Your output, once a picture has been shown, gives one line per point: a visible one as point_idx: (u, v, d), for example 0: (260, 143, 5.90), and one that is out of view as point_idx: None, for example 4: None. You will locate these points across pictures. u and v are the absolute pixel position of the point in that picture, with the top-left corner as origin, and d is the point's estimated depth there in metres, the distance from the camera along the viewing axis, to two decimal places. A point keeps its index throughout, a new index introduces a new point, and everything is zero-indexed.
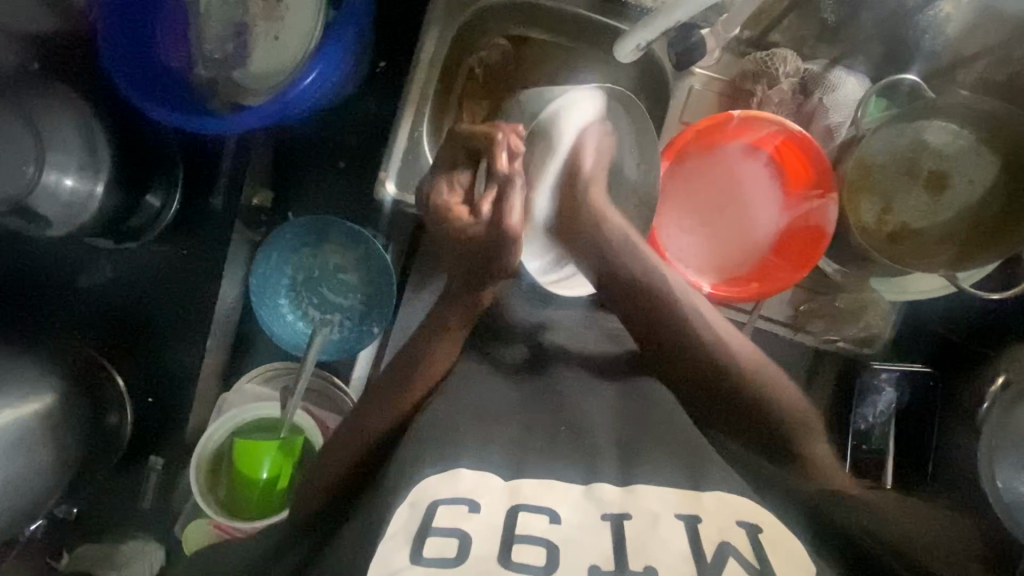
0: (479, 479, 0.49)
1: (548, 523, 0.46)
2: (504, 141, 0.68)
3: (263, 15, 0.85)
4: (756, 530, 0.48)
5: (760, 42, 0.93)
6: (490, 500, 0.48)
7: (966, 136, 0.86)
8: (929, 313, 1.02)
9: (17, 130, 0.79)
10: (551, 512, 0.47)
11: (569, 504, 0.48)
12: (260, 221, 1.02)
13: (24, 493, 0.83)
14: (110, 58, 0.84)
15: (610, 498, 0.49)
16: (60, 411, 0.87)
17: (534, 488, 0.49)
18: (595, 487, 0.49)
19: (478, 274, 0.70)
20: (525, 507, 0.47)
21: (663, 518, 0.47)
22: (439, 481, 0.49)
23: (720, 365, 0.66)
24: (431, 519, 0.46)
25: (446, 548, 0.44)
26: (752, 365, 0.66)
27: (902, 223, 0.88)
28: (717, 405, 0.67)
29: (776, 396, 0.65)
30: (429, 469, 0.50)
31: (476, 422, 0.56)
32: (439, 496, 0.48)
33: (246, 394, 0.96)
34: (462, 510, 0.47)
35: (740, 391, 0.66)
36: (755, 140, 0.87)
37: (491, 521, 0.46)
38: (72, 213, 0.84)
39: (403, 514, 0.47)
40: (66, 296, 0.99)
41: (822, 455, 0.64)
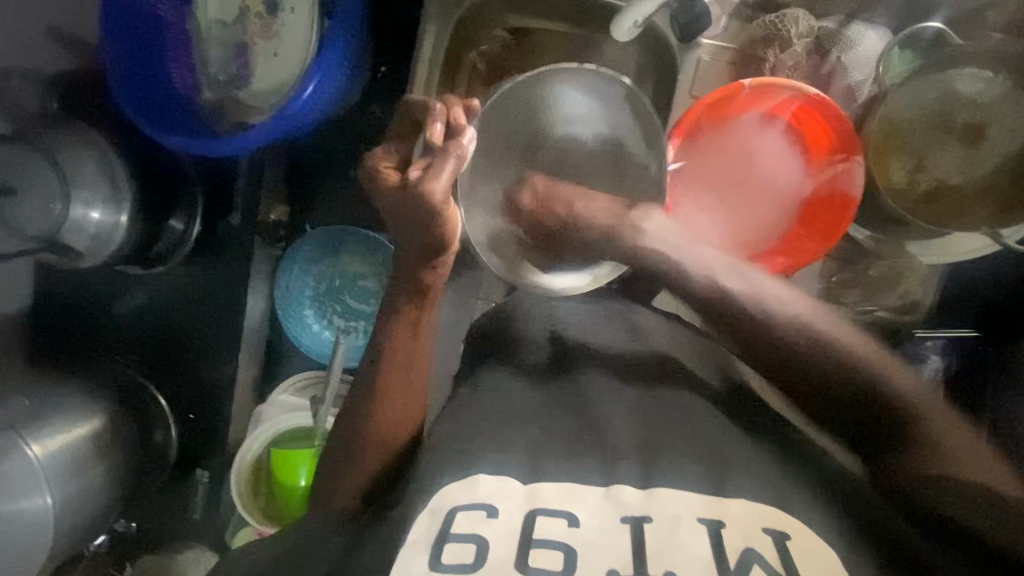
0: (498, 484, 0.49)
1: (564, 526, 0.46)
2: (443, 110, 0.61)
3: (262, 33, 0.85)
4: (782, 535, 0.46)
5: (769, 4, 0.88)
6: (508, 504, 0.47)
7: (1001, 82, 0.79)
8: (977, 273, 0.95)
9: (40, 166, 0.82)
10: (569, 515, 0.47)
11: (586, 507, 0.48)
12: (280, 236, 1.04)
13: (83, 515, 0.86)
14: (123, 94, 0.87)
15: (629, 500, 0.48)
16: (108, 434, 0.91)
17: (551, 494, 0.48)
18: (613, 488, 0.49)
19: (415, 257, 0.64)
20: (543, 511, 0.47)
21: (684, 520, 0.46)
22: (457, 488, 0.49)
23: (809, 349, 0.61)
24: (451, 525, 0.46)
25: (464, 555, 0.43)
26: (852, 347, 0.60)
27: (937, 181, 0.82)
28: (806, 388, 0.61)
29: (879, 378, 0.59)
30: (446, 480, 0.50)
31: (495, 426, 0.56)
32: (457, 503, 0.48)
33: (280, 405, 1.00)
34: (479, 515, 0.46)
35: (813, 357, 0.61)
36: (770, 108, 0.84)
37: (508, 526, 0.46)
38: (100, 245, 0.87)
39: (422, 523, 0.47)
40: (105, 324, 1.04)
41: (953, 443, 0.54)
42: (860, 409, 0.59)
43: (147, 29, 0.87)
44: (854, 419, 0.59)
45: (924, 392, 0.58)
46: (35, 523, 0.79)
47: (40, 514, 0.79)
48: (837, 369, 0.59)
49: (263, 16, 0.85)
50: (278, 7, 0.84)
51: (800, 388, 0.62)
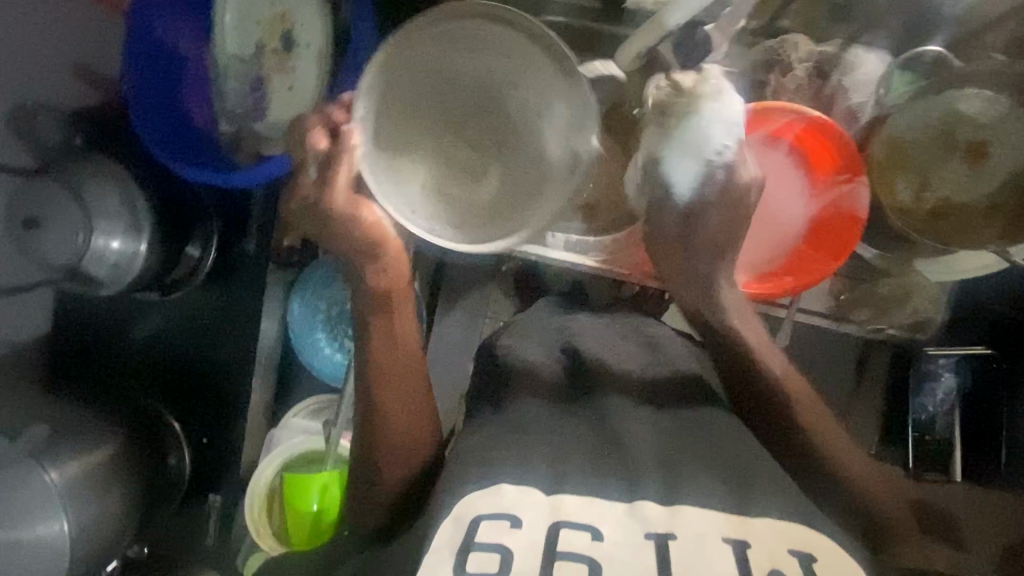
0: (520, 494, 0.50)
1: (589, 539, 0.47)
2: (314, 120, 0.66)
3: (277, 68, 0.88)
4: (808, 556, 0.47)
5: (768, 30, 0.90)
6: (531, 516, 0.48)
7: (1003, 101, 0.80)
8: (990, 291, 0.95)
9: (63, 199, 0.85)
10: (592, 528, 0.48)
11: (610, 522, 0.48)
12: (292, 261, 1.03)
13: (97, 541, 0.87)
14: (142, 126, 0.89)
15: (652, 516, 0.49)
16: (122, 460, 0.91)
17: (576, 505, 0.49)
18: (637, 504, 0.49)
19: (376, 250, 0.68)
20: (567, 524, 0.48)
21: (709, 538, 0.47)
22: (480, 496, 0.50)
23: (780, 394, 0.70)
24: (474, 534, 0.47)
25: (488, 564, 0.46)
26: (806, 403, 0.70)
27: (943, 199, 0.83)
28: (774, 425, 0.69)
29: (830, 447, 0.67)
30: (470, 486, 0.51)
31: (516, 440, 0.56)
32: (481, 512, 0.49)
33: (294, 429, 1.00)
34: (504, 526, 0.47)
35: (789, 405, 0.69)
36: (774, 129, 0.84)
37: (533, 537, 0.47)
38: (120, 273, 0.89)
39: (445, 529, 0.48)
40: (122, 350, 1.06)
41: (881, 509, 0.68)
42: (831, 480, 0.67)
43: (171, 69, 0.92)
44: (826, 488, 0.67)
45: (868, 470, 0.69)
46: (54, 551, 0.81)
47: (57, 540, 0.81)
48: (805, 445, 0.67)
49: (280, 51, 0.88)
50: (294, 44, 0.87)
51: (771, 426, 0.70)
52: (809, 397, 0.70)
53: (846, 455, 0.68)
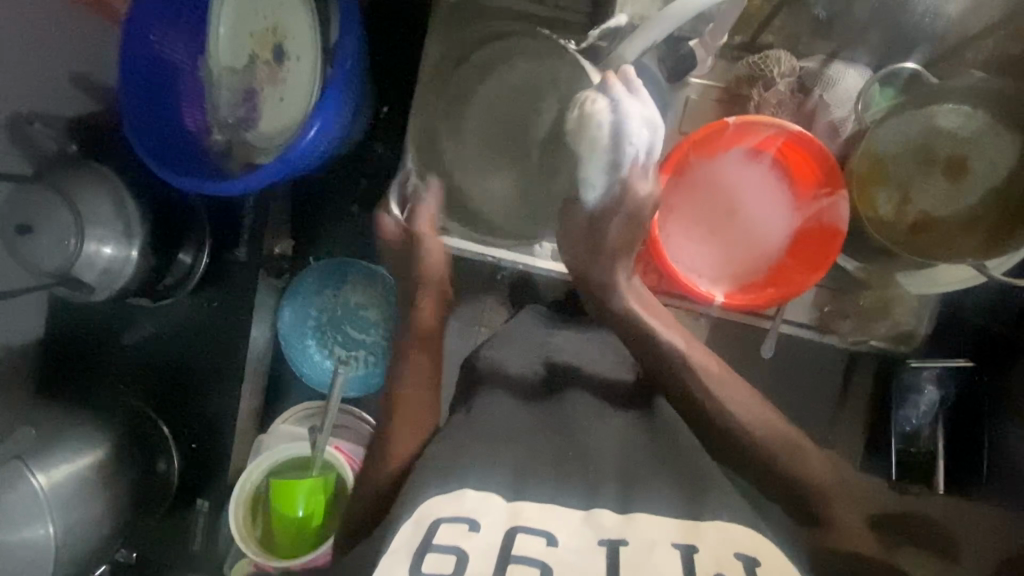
0: (481, 499, 0.51)
1: (544, 545, 0.47)
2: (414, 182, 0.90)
3: (269, 80, 0.90)
4: (754, 559, 0.49)
5: (752, 46, 0.92)
6: (490, 519, 0.49)
7: (980, 117, 0.82)
8: (974, 305, 0.95)
9: (56, 205, 0.86)
10: (548, 535, 0.48)
11: (566, 529, 0.49)
12: (284, 268, 1.07)
13: (81, 544, 0.87)
14: (136, 134, 0.91)
15: (608, 524, 0.50)
16: (110, 464, 0.92)
17: (532, 511, 0.50)
18: (594, 512, 0.51)
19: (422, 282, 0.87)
20: (523, 529, 0.48)
21: (660, 544, 0.48)
22: (444, 500, 0.51)
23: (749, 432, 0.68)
24: (433, 535, 0.48)
25: (442, 565, 0.46)
26: (769, 427, 0.69)
27: (922, 213, 0.84)
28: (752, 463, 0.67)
29: (798, 461, 0.67)
30: (430, 492, 0.52)
31: (487, 446, 0.57)
32: (441, 514, 0.50)
33: (282, 435, 1.01)
34: (461, 529, 0.48)
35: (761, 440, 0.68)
36: (755, 143, 0.86)
37: (488, 540, 0.47)
38: (112, 278, 0.91)
39: (406, 531, 0.49)
40: (113, 355, 1.07)
41: (843, 519, 0.65)
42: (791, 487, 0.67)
43: (164, 80, 0.93)
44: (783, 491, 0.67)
45: (830, 479, 0.68)
46: (40, 555, 0.82)
47: (41, 544, 0.82)
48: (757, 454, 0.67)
49: (271, 63, 0.90)
50: (284, 55, 0.89)
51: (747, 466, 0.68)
52: (776, 421, 0.70)
53: (810, 462, 0.68)
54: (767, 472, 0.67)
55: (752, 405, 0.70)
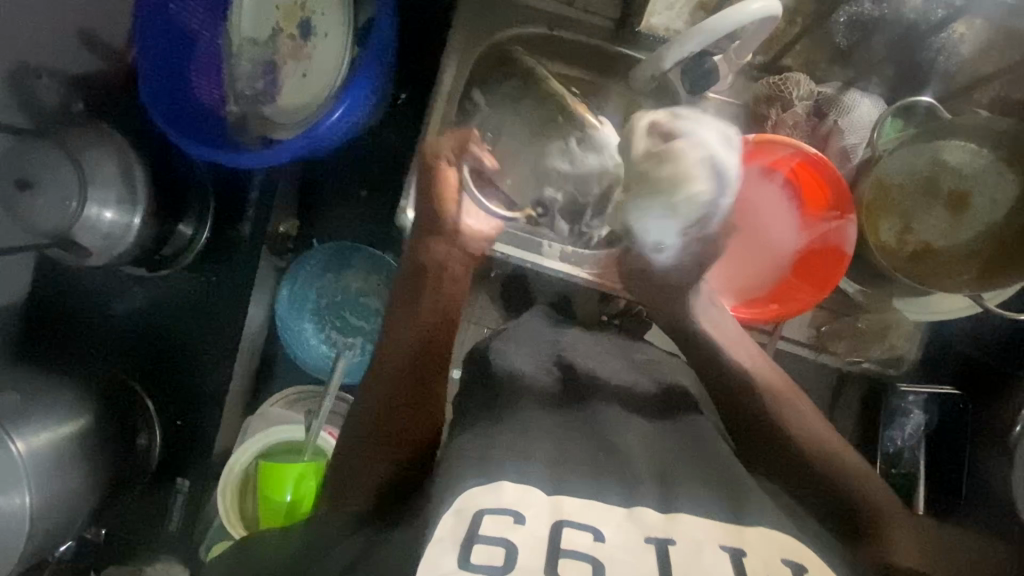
0: (521, 493, 0.50)
1: (591, 540, 0.48)
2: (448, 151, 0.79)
3: (292, 54, 0.89)
4: (801, 567, 0.50)
5: (772, 67, 0.95)
6: (534, 513, 0.49)
7: (984, 155, 0.85)
8: (959, 334, 0.99)
9: (59, 162, 0.83)
10: (594, 530, 0.49)
11: (611, 525, 0.50)
12: (286, 248, 1.05)
13: (56, 517, 0.84)
14: (148, 96, 0.88)
15: (651, 521, 0.51)
16: (90, 436, 0.89)
17: (576, 506, 0.51)
18: (636, 510, 0.52)
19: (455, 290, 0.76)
20: (569, 524, 0.49)
21: (707, 547, 0.49)
22: (480, 491, 0.50)
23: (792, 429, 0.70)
24: (477, 527, 0.47)
25: (492, 556, 0.46)
26: (815, 431, 0.71)
27: (923, 243, 0.87)
28: (791, 462, 0.69)
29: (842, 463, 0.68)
30: (469, 482, 0.51)
31: (512, 437, 0.57)
32: (483, 506, 0.49)
33: (270, 418, 0.99)
34: (507, 521, 0.48)
35: (805, 440, 0.69)
36: (772, 162, 0.87)
37: (537, 534, 0.48)
38: (111, 244, 0.88)
39: (447, 522, 0.48)
40: (99, 323, 1.03)
41: (895, 530, 0.64)
42: (841, 493, 0.66)
43: (179, 41, 0.90)
44: (829, 499, 0.66)
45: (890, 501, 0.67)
46: (11, 523, 0.77)
47: (14, 515, 0.77)
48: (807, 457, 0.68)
49: (297, 38, 0.88)
50: (312, 31, 0.88)
51: (783, 465, 0.69)
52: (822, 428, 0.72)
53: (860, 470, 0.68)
54: (816, 479, 0.67)
55: (797, 408, 0.73)
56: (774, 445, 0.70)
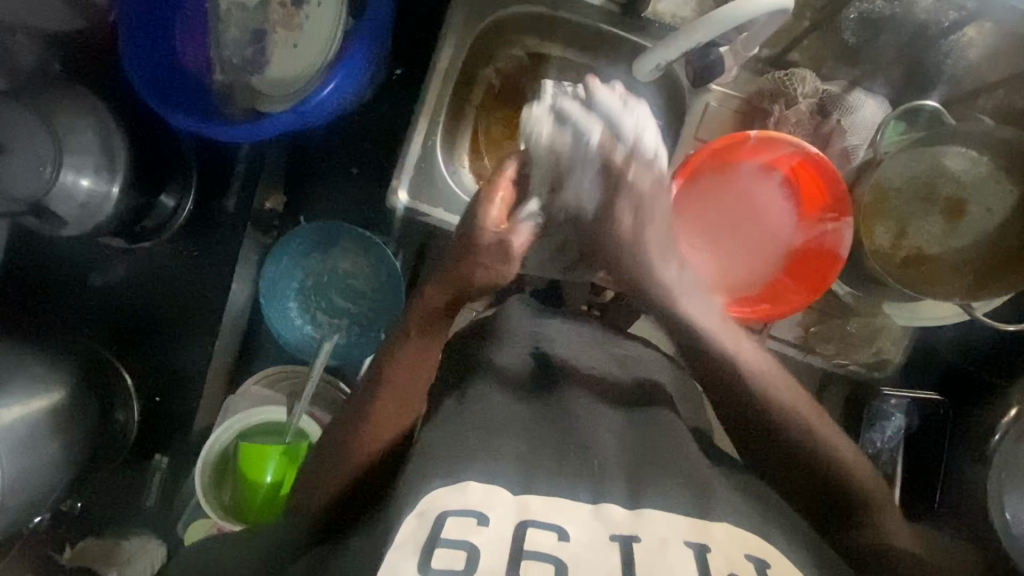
0: (487, 492, 0.51)
1: (555, 540, 0.49)
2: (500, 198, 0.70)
3: (283, 22, 0.84)
4: (763, 563, 0.50)
5: (778, 61, 0.93)
6: (499, 513, 0.50)
7: (985, 163, 0.84)
8: (943, 341, 1.00)
9: (31, 125, 0.79)
10: (559, 530, 0.50)
11: (576, 523, 0.50)
12: (273, 226, 1.03)
13: (26, 492, 0.81)
14: (128, 58, 0.84)
15: (618, 518, 0.51)
16: (68, 409, 0.87)
17: (541, 505, 0.51)
18: (602, 506, 0.52)
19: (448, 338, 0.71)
20: (533, 524, 0.49)
21: (672, 543, 0.49)
22: (447, 491, 0.51)
23: (779, 421, 0.65)
24: (441, 530, 0.48)
25: (454, 561, 0.47)
26: (801, 412, 0.65)
27: (916, 250, 0.86)
28: (775, 450, 0.65)
29: (831, 450, 0.64)
30: (437, 481, 0.52)
31: (485, 432, 0.57)
32: (448, 508, 0.50)
33: (252, 396, 0.97)
34: (471, 523, 0.49)
35: (785, 429, 0.65)
36: (771, 159, 0.86)
37: (499, 535, 0.48)
38: (88, 214, 0.84)
39: (411, 524, 0.49)
40: (78, 294, 1.00)
41: (891, 527, 0.62)
42: (835, 486, 0.63)
43: (163, 7, 0.87)
44: (818, 494, 0.64)
45: (874, 475, 0.65)
46: None
47: None
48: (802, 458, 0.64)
49: (287, 7, 0.84)
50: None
51: (767, 453, 0.65)
52: (807, 404, 0.66)
53: (853, 463, 0.64)
54: (805, 467, 0.64)
55: (780, 390, 0.66)
56: (762, 435, 0.65)
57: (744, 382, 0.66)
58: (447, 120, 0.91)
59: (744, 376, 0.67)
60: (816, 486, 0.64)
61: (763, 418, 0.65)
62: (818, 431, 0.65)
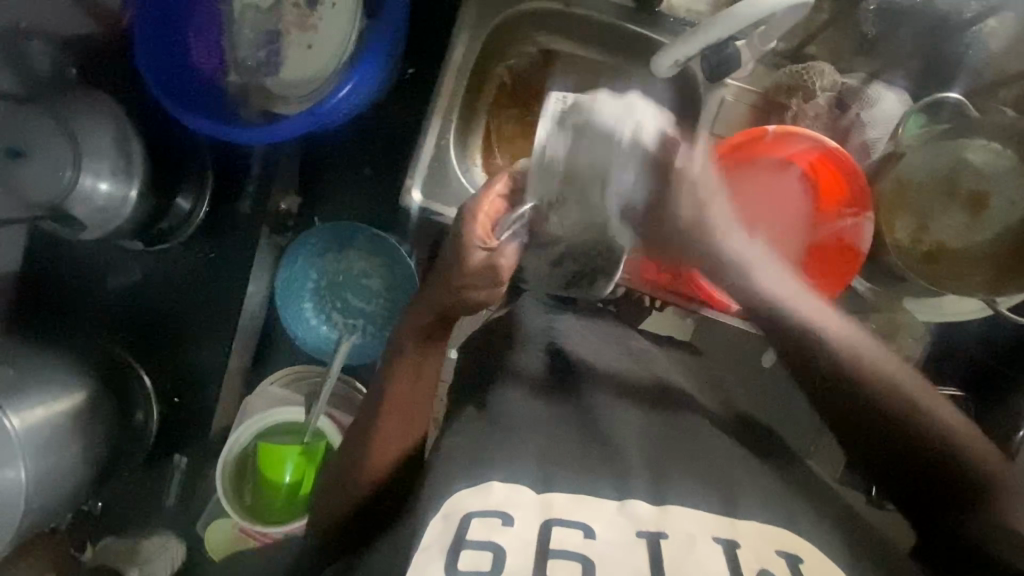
0: (510, 492, 0.51)
1: (581, 538, 0.49)
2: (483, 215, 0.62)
3: (297, 23, 0.84)
4: (796, 558, 0.49)
5: (795, 54, 0.92)
6: (523, 513, 0.50)
7: (1008, 155, 0.82)
8: (964, 336, 0.99)
9: (51, 130, 0.80)
10: (585, 527, 0.50)
11: (601, 520, 0.50)
12: (287, 226, 1.02)
13: (51, 493, 0.83)
14: (142, 61, 0.85)
15: (644, 515, 0.51)
16: (88, 411, 0.88)
17: (566, 503, 0.51)
18: (627, 502, 0.52)
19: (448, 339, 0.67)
20: (559, 522, 0.50)
21: (699, 537, 0.49)
22: (471, 493, 0.51)
23: (863, 393, 0.60)
24: (465, 532, 0.49)
25: (479, 562, 0.47)
26: (894, 379, 0.60)
27: (938, 243, 0.84)
28: (858, 425, 0.61)
29: (930, 420, 0.59)
30: (459, 483, 0.52)
31: (508, 432, 0.57)
32: (471, 509, 0.50)
33: (268, 397, 0.97)
34: (494, 523, 0.49)
35: (876, 395, 0.60)
36: (790, 155, 0.85)
37: (525, 535, 0.49)
38: (106, 218, 0.85)
39: (436, 526, 0.50)
40: (96, 297, 1.01)
41: (1012, 491, 0.57)
42: (935, 459, 0.58)
43: (179, 10, 0.87)
44: (919, 468, 0.59)
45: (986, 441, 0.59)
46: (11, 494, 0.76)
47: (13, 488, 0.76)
48: (893, 420, 0.59)
49: (301, 8, 0.84)
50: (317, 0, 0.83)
51: (852, 428, 0.62)
52: (900, 369, 0.60)
53: (960, 431, 0.58)
54: (900, 442, 0.60)
55: (870, 353, 0.61)
56: (844, 413, 0.62)
57: (827, 343, 0.62)
58: (462, 119, 0.91)
59: (824, 345, 0.62)
60: (918, 462, 0.59)
61: (849, 395, 0.61)
62: (916, 403, 0.59)
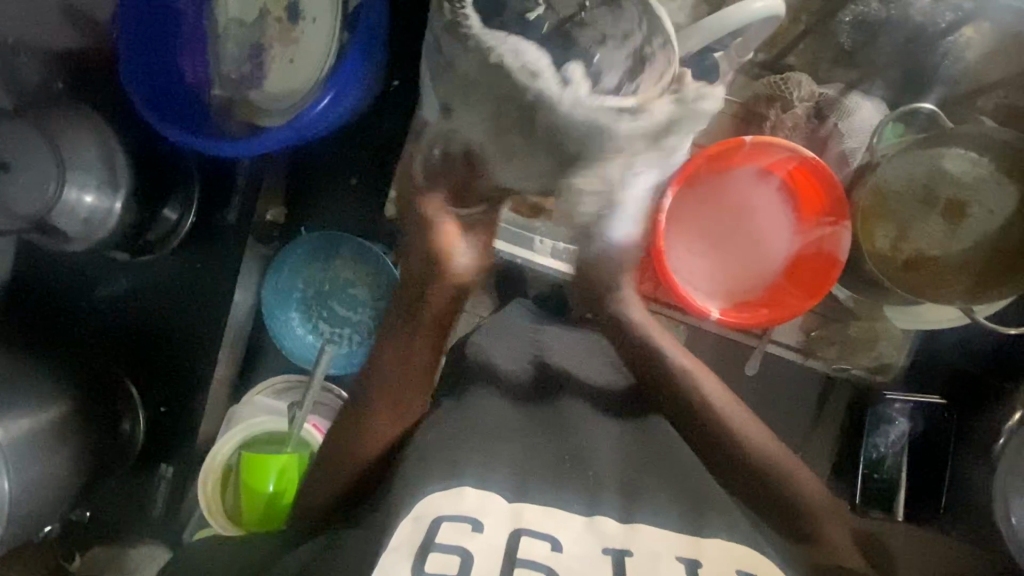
0: (481, 500, 0.51)
1: (548, 549, 0.49)
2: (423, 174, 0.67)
3: (279, 39, 0.85)
4: None
5: (774, 65, 0.93)
6: (494, 520, 0.50)
7: (985, 165, 0.83)
8: (946, 344, 0.99)
9: (35, 144, 0.81)
10: (552, 539, 0.50)
11: (569, 534, 0.51)
12: (273, 236, 1.04)
13: (33, 505, 0.82)
14: (130, 81, 0.87)
15: (611, 531, 0.51)
16: (71, 423, 0.88)
17: (534, 513, 0.51)
18: (597, 519, 0.52)
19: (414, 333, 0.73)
20: (527, 532, 0.50)
21: (664, 557, 0.50)
22: (443, 497, 0.51)
23: (708, 413, 0.72)
24: (434, 536, 0.49)
25: (448, 567, 0.47)
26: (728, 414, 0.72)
27: (917, 252, 0.85)
28: (710, 445, 0.71)
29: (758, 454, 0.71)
30: (431, 487, 0.52)
31: (482, 439, 0.58)
32: (442, 514, 0.50)
33: (256, 407, 0.97)
34: (465, 529, 0.49)
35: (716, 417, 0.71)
36: (767, 164, 0.85)
37: (492, 543, 0.49)
38: (90, 229, 0.86)
39: (405, 528, 0.50)
40: (83, 308, 1.02)
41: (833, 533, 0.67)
42: (774, 490, 0.69)
43: (165, 25, 0.88)
44: (759, 497, 0.69)
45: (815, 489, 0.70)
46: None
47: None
48: (735, 449, 0.70)
49: (284, 22, 0.85)
50: (300, 14, 0.84)
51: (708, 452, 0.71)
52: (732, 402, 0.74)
53: (789, 469, 0.70)
54: (746, 468, 0.70)
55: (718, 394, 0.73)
56: (698, 434, 0.71)
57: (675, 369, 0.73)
58: None
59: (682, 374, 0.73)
60: (759, 493, 0.69)
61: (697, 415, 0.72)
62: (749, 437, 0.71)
